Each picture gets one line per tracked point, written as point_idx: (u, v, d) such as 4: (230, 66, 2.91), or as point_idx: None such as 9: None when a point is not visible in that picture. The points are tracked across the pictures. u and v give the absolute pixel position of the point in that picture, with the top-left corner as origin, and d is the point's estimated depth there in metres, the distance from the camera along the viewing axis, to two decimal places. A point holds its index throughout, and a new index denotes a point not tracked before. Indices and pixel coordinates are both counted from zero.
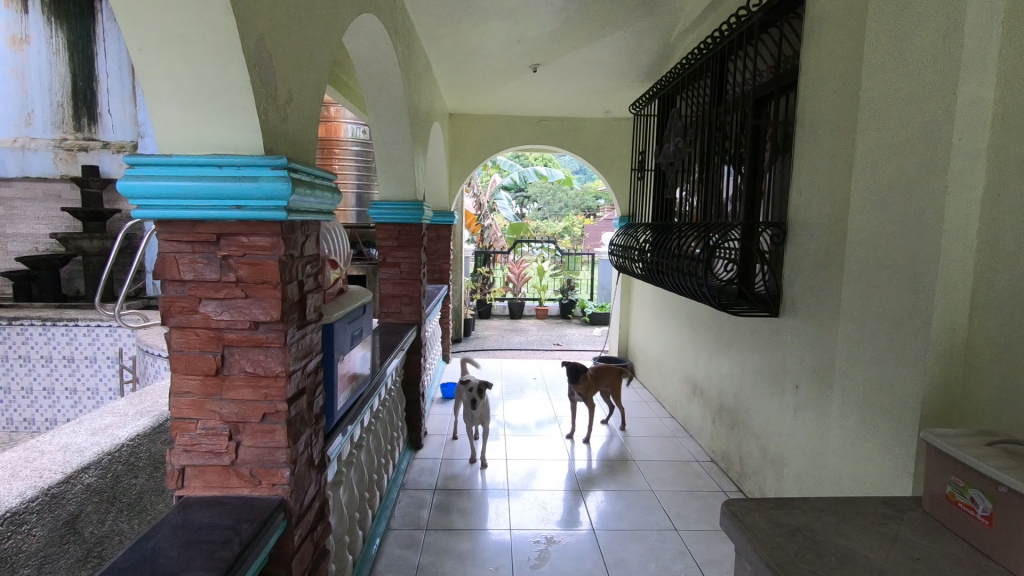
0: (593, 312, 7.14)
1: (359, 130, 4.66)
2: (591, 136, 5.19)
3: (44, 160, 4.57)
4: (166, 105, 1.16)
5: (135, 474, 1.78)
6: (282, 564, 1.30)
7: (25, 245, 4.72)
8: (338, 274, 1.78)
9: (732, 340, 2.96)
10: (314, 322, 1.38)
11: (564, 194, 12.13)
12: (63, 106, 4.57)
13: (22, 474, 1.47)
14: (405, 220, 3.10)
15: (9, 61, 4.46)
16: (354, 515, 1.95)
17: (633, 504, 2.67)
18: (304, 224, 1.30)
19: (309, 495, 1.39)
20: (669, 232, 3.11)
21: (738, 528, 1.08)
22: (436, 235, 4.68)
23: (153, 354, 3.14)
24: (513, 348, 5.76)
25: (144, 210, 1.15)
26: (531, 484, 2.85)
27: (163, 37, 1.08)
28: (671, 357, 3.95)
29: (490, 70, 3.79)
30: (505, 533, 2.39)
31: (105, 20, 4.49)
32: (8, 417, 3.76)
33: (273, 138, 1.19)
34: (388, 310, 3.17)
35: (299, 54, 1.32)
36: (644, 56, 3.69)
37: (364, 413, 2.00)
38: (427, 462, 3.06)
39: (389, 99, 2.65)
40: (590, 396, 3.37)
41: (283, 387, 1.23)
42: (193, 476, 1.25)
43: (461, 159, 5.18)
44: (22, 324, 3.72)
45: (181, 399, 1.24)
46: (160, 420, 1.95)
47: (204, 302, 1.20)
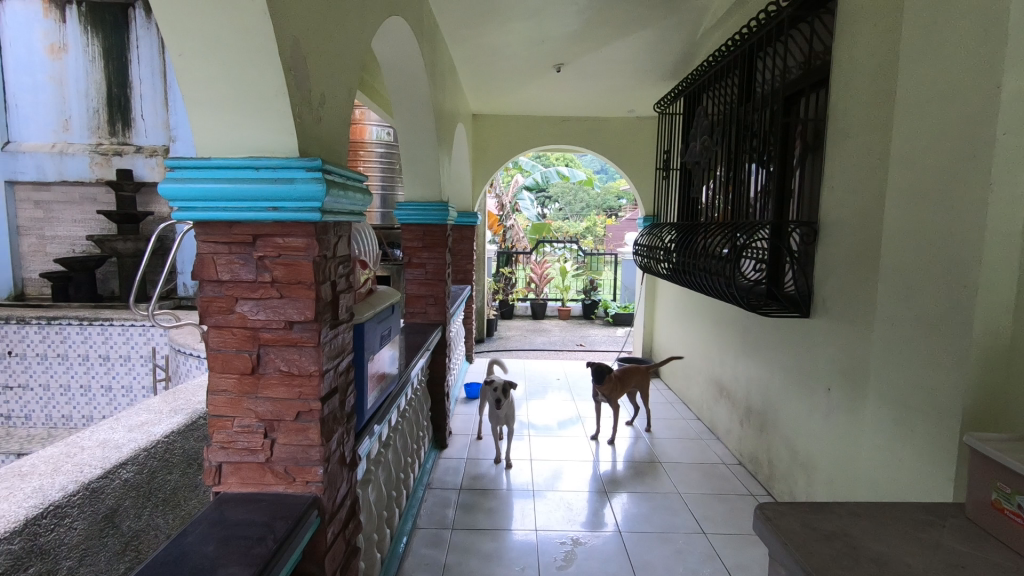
0: (615, 312, 7.10)
1: (384, 132, 4.70)
2: (615, 136, 5.16)
3: (81, 164, 4.68)
4: (204, 108, 1.18)
5: (169, 470, 1.82)
6: (314, 562, 1.31)
7: (63, 247, 4.88)
8: (368, 274, 1.80)
9: (761, 342, 2.91)
10: (345, 322, 1.40)
11: (586, 194, 12.15)
12: (99, 112, 4.70)
13: (64, 468, 1.52)
14: (431, 220, 3.13)
15: (48, 70, 4.64)
16: (382, 514, 1.97)
17: (658, 506, 2.64)
18: (336, 225, 1.32)
19: (341, 493, 1.41)
20: (695, 232, 3.07)
21: (772, 532, 1.06)
22: (460, 236, 4.70)
23: (184, 353, 3.22)
24: (535, 348, 5.75)
25: (183, 213, 1.18)
26: (556, 485, 2.84)
27: (200, 43, 1.11)
28: (697, 357, 3.90)
29: (513, 71, 3.80)
30: (531, 534, 2.39)
31: (138, 28, 4.62)
32: (48, 413, 3.90)
33: (308, 140, 1.21)
34: (413, 310, 3.20)
35: (331, 56, 1.34)
36: (669, 54, 3.65)
37: (392, 412, 2.02)
38: (452, 462, 3.08)
39: (415, 101, 2.67)
40: (615, 397, 3.34)
41: (316, 386, 1.25)
42: (230, 472, 1.28)
43: (484, 160, 5.20)
44: (59, 323, 3.83)
45: (218, 397, 1.26)
46: (194, 416, 1.98)
47: (240, 302, 1.23)
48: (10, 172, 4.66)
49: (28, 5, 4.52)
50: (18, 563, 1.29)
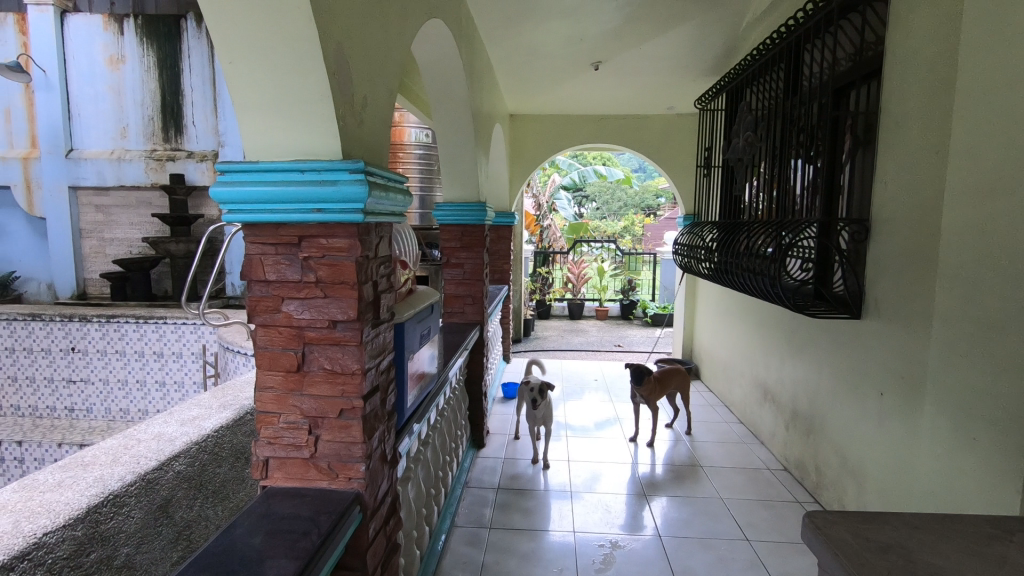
0: (654, 312, 7.00)
1: (423, 134, 4.76)
2: (654, 134, 5.08)
3: (138, 169, 4.89)
4: (252, 113, 1.22)
5: (219, 463, 1.88)
6: (356, 557, 1.34)
7: (120, 249, 5.12)
8: (408, 274, 1.83)
9: (807, 344, 2.82)
10: (387, 321, 1.42)
11: (624, 193, 12.03)
12: (153, 119, 4.92)
13: (122, 460, 1.59)
14: (469, 221, 3.16)
15: (107, 80, 4.89)
16: (422, 511, 1.99)
17: (699, 511, 2.59)
18: (378, 226, 1.34)
19: (382, 490, 1.44)
20: (738, 230, 2.99)
21: (822, 542, 1.02)
22: (497, 236, 4.72)
23: (232, 350, 3.34)
24: (572, 349, 5.72)
25: (233, 215, 1.22)
26: (595, 487, 2.81)
27: (248, 50, 1.14)
28: (739, 359, 3.81)
29: (550, 70, 3.79)
30: (569, 535, 2.38)
31: (189, 38, 4.82)
32: (107, 406, 4.13)
33: (351, 143, 1.23)
34: (451, 310, 3.22)
35: (373, 59, 1.36)
36: (711, 48, 3.57)
37: (431, 411, 2.05)
38: (490, 461, 3.09)
39: (453, 103, 2.69)
40: (655, 399, 3.28)
41: (359, 384, 1.27)
42: (276, 467, 1.32)
43: (521, 160, 5.20)
44: (118, 321, 4.02)
45: (266, 393, 1.30)
46: (242, 412, 2.05)
47: (286, 301, 1.26)
48: (73, 177, 4.93)
49: (90, 19, 4.80)
50: (82, 549, 1.33)
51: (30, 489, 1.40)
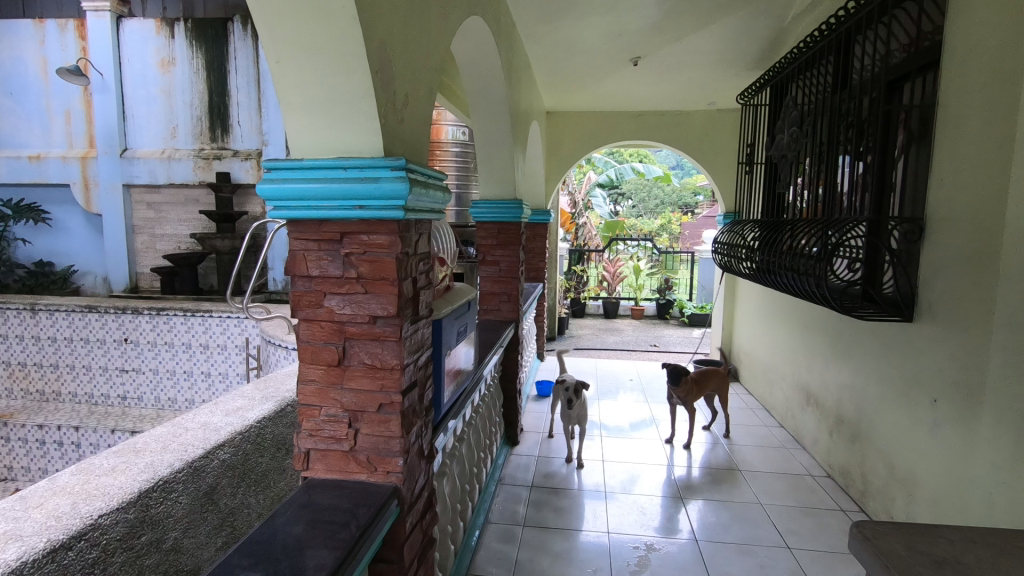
0: (691, 312, 6.88)
1: (460, 131, 4.79)
2: (694, 130, 4.98)
3: (186, 168, 5.08)
4: (297, 111, 1.25)
5: (262, 453, 1.92)
6: (393, 550, 1.35)
7: (170, 244, 5.32)
8: (446, 271, 1.84)
9: (854, 347, 2.71)
10: (425, 318, 1.43)
11: (660, 190, 11.87)
12: (201, 119, 5.09)
13: (171, 447, 1.65)
14: (505, 218, 3.16)
15: (159, 82, 5.09)
16: (456, 507, 2.00)
17: (737, 516, 2.53)
18: (418, 222, 1.35)
19: (419, 484, 1.45)
20: (781, 229, 2.90)
21: (871, 553, 0.97)
22: (533, 234, 4.71)
23: (274, 344, 3.43)
24: (607, 348, 5.67)
25: (279, 212, 1.25)
26: (631, 488, 2.78)
27: (294, 49, 1.16)
28: (781, 361, 3.70)
29: (588, 66, 3.75)
30: (602, 536, 2.35)
31: (235, 40, 4.97)
32: (157, 395, 4.30)
33: (392, 140, 1.24)
34: (486, 307, 3.24)
35: (414, 57, 1.37)
36: (755, 42, 3.47)
37: (466, 407, 2.06)
38: (524, 458, 3.09)
39: (491, 101, 2.69)
40: (692, 400, 3.22)
41: (398, 379, 1.28)
42: (317, 459, 1.35)
43: (557, 158, 5.18)
44: (167, 314, 4.19)
45: (308, 386, 1.33)
46: (283, 404, 2.09)
47: (328, 296, 1.28)
48: (127, 176, 5.15)
49: (143, 24, 5.00)
50: (134, 531, 1.40)
51: (87, 473, 1.47)
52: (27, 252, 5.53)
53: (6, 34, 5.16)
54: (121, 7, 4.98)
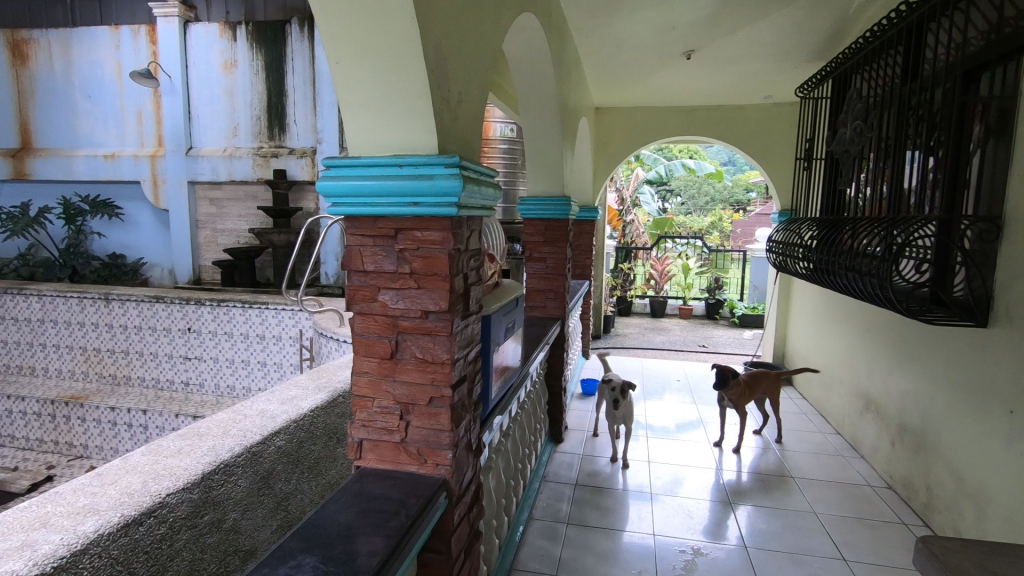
0: (742, 313, 6.69)
1: (507, 128, 4.81)
2: (748, 124, 4.82)
3: (246, 166, 5.29)
4: (354, 111, 1.28)
5: (314, 441, 1.98)
6: (441, 541, 1.37)
7: (230, 239, 5.56)
8: (495, 267, 1.86)
9: (921, 352, 2.58)
10: (475, 314, 1.45)
11: (711, 187, 11.57)
12: (260, 119, 5.30)
13: (231, 432, 1.72)
14: (553, 215, 3.16)
15: (222, 83, 5.32)
16: (502, 501, 2.02)
17: (789, 524, 2.45)
18: (470, 219, 1.36)
19: (467, 478, 1.47)
20: (841, 228, 2.78)
21: (936, 567, 0.93)
22: (580, 230, 4.67)
23: (326, 336, 3.54)
24: (653, 347, 5.58)
25: (336, 208, 1.29)
26: (676, 491, 2.73)
27: (354, 50, 1.19)
28: (839, 366, 3.55)
29: (639, 61, 3.69)
30: (648, 538, 2.32)
31: (293, 42, 5.15)
32: (217, 382, 4.52)
33: (446, 139, 1.26)
34: (533, 304, 3.24)
35: (467, 54, 1.38)
36: (816, 32, 3.33)
37: (512, 403, 2.07)
38: (567, 456, 3.08)
39: (540, 97, 2.68)
40: (743, 403, 3.12)
41: (448, 373, 1.30)
42: (369, 449, 1.38)
43: (605, 154, 5.12)
44: (227, 305, 4.39)
45: (361, 378, 1.37)
46: (335, 394, 2.14)
47: (382, 291, 1.31)
48: (191, 173, 5.41)
49: (208, 28, 5.24)
50: (198, 510, 1.47)
51: (156, 453, 1.56)
52: (102, 244, 5.91)
53: (86, 40, 5.51)
54: (188, 12, 5.24)
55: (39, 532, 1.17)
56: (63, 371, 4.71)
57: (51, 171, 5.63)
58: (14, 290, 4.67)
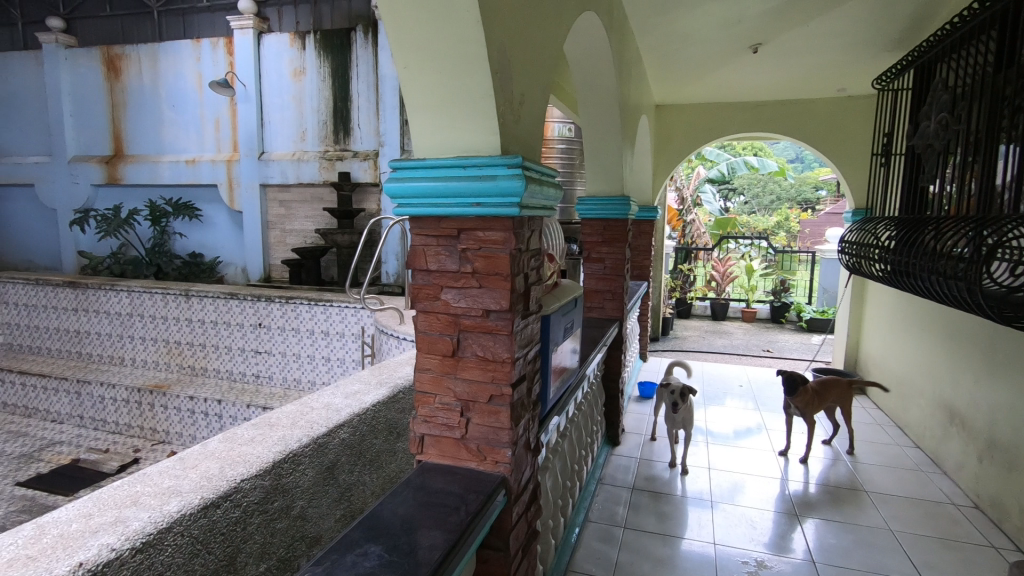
0: (810, 317, 6.39)
1: (565, 128, 4.81)
2: (820, 119, 4.60)
3: (313, 169, 5.52)
4: (420, 114, 1.31)
5: (376, 435, 2.04)
6: (500, 538, 1.39)
7: (298, 239, 5.83)
8: (554, 267, 1.86)
9: (1015, 363, 2.39)
10: (535, 314, 1.46)
11: (776, 185, 11.14)
12: (326, 123, 5.52)
13: (300, 424, 1.80)
14: (612, 215, 3.13)
15: (291, 90, 5.57)
16: (558, 502, 2.02)
17: (861, 541, 2.32)
18: (531, 219, 1.37)
19: (525, 476, 1.48)
20: (922, 227, 2.61)
21: None
22: (639, 231, 4.60)
23: (387, 333, 3.64)
24: (714, 351, 5.42)
25: (402, 209, 1.33)
26: (737, 499, 2.64)
27: (421, 54, 1.22)
28: (918, 375, 3.33)
29: (703, 56, 3.59)
30: (708, 547, 2.26)
31: (358, 49, 5.33)
32: (285, 375, 4.74)
33: (509, 139, 1.28)
34: (590, 305, 3.21)
35: (530, 56, 1.39)
36: (897, 20, 3.13)
37: (570, 404, 2.07)
38: (624, 459, 3.03)
39: (601, 96, 2.66)
40: (811, 412, 2.98)
41: (508, 372, 1.31)
42: (431, 444, 1.41)
43: (665, 153, 5.02)
44: (295, 302, 4.60)
45: (424, 374, 1.40)
46: (395, 390, 2.20)
47: (445, 290, 1.34)
48: (263, 176, 5.69)
49: (280, 38, 5.50)
50: (269, 496, 1.54)
51: (231, 441, 1.65)
52: (183, 244, 6.32)
53: (171, 54, 5.90)
54: (262, 24, 5.52)
55: (130, 509, 1.27)
56: (148, 362, 5.07)
57: (140, 176, 6.07)
58: (107, 285, 5.07)
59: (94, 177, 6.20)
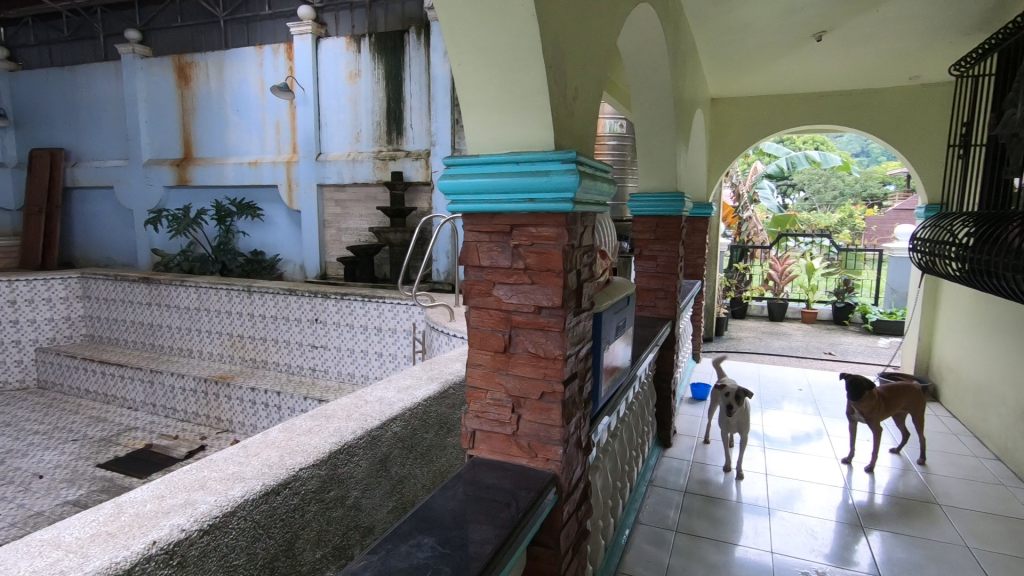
0: (876, 319, 6.05)
1: (617, 124, 4.77)
2: (890, 109, 4.34)
3: (367, 169, 5.66)
4: (473, 111, 1.31)
5: (427, 429, 2.07)
6: (550, 536, 1.38)
7: (352, 237, 5.99)
8: (606, 265, 1.83)
9: None
10: (587, 311, 1.44)
11: (840, 180, 10.64)
12: (380, 124, 5.65)
13: (354, 416, 1.84)
14: (665, 212, 3.07)
15: (347, 92, 5.73)
16: (608, 503, 1.99)
17: (934, 557, 2.18)
18: (584, 215, 1.36)
19: (576, 475, 1.47)
20: (1007, 224, 2.43)
21: None
22: (693, 228, 4.48)
23: (437, 330, 3.70)
24: (771, 353, 5.22)
25: (455, 206, 1.34)
26: (797, 506, 2.53)
27: (475, 52, 1.23)
28: (1000, 382, 3.10)
29: (762, 46, 3.46)
30: (765, 556, 2.18)
31: (411, 50, 5.43)
32: (339, 369, 4.88)
33: (562, 134, 1.27)
34: (642, 303, 3.15)
35: (584, 50, 1.37)
36: (978, 2, 2.92)
37: (621, 404, 2.04)
38: (675, 462, 2.97)
39: (655, 90, 2.61)
40: (878, 418, 2.82)
41: (560, 369, 1.31)
42: (482, 439, 1.42)
43: (720, 148, 4.88)
44: (350, 298, 4.74)
45: (475, 370, 1.40)
46: (446, 386, 2.22)
47: (497, 286, 1.34)
48: (320, 176, 5.88)
49: (337, 42, 5.68)
50: (325, 485, 1.59)
51: (291, 431, 1.71)
52: (246, 242, 6.61)
53: (236, 60, 6.18)
54: (320, 29, 5.71)
55: (198, 493, 1.33)
56: (213, 354, 5.34)
57: (207, 178, 6.39)
58: (178, 281, 5.38)
59: (166, 179, 6.57)
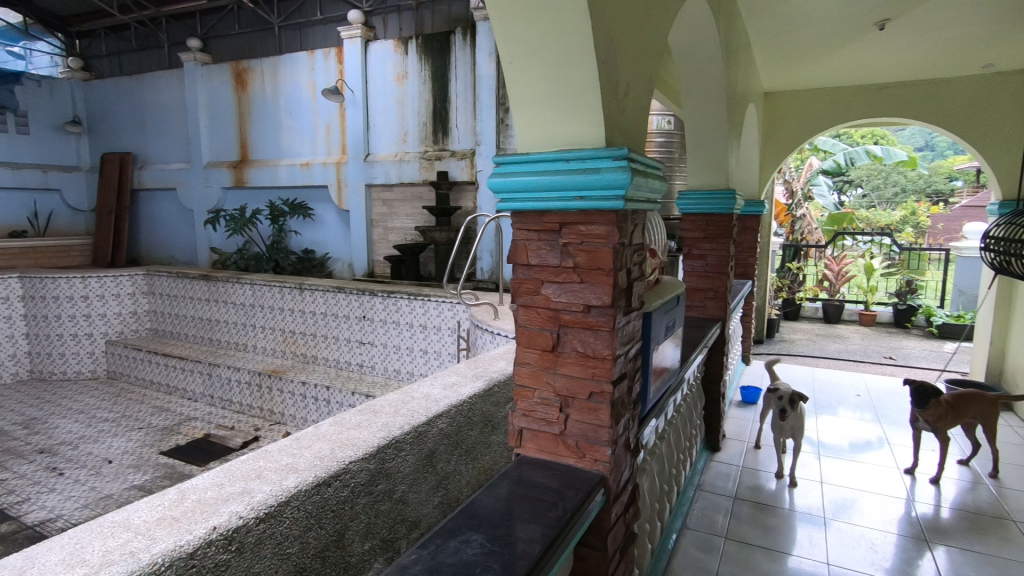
0: (941, 321, 5.73)
1: (664, 121, 4.69)
2: (959, 99, 4.09)
3: (413, 169, 5.75)
4: (523, 109, 1.31)
5: (472, 427, 2.09)
6: (598, 537, 1.37)
7: (398, 236, 6.10)
8: (656, 264, 1.80)
9: None
10: (636, 310, 1.42)
11: (901, 176, 10.13)
12: (427, 125, 5.73)
13: (402, 412, 1.87)
14: (715, 210, 2.99)
15: (395, 93, 5.83)
16: (655, 506, 1.95)
17: None
18: (635, 213, 1.33)
19: (624, 476, 1.45)
20: None
21: None
22: (744, 226, 4.35)
23: (481, 328, 3.72)
24: (827, 356, 5.01)
25: (505, 203, 1.35)
26: (855, 517, 2.42)
27: (525, 50, 1.23)
28: None
29: (820, 36, 3.33)
30: (821, 567, 2.09)
31: (457, 50, 5.48)
32: (385, 366, 4.98)
33: (613, 131, 1.25)
34: (690, 303, 3.08)
35: (635, 45, 1.35)
36: None
37: (669, 406, 2.00)
38: (724, 467, 2.89)
39: (707, 85, 2.54)
40: (945, 427, 2.67)
41: (609, 369, 1.29)
42: (529, 438, 1.42)
43: (773, 143, 4.72)
44: (396, 296, 4.83)
45: (523, 368, 1.40)
46: (491, 384, 2.23)
47: (546, 284, 1.33)
48: (368, 176, 6.01)
49: (385, 45, 5.79)
50: (374, 479, 1.62)
51: (341, 425, 1.75)
52: (297, 240, 6.82)
53: (289, 65, 6.39)
54: (369, 32, 5.83)
55: (255, 482, 1.38)
56: (267, 349, 5.53)
57: (262, 179, 6.63)
58: (234, 279, 5.61)
59: (224, 180, 6.86)
